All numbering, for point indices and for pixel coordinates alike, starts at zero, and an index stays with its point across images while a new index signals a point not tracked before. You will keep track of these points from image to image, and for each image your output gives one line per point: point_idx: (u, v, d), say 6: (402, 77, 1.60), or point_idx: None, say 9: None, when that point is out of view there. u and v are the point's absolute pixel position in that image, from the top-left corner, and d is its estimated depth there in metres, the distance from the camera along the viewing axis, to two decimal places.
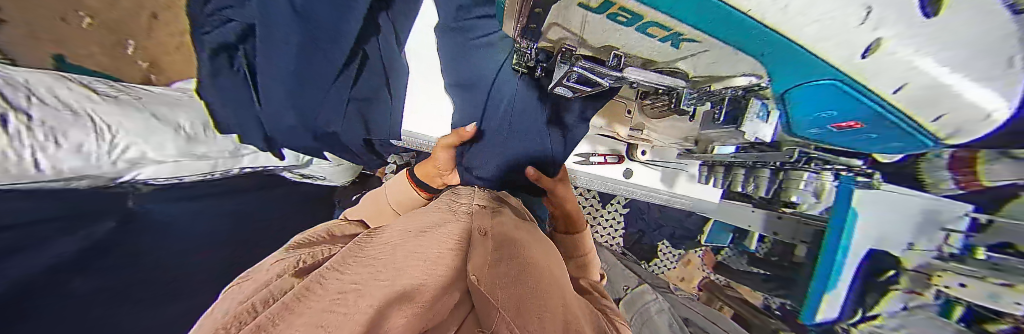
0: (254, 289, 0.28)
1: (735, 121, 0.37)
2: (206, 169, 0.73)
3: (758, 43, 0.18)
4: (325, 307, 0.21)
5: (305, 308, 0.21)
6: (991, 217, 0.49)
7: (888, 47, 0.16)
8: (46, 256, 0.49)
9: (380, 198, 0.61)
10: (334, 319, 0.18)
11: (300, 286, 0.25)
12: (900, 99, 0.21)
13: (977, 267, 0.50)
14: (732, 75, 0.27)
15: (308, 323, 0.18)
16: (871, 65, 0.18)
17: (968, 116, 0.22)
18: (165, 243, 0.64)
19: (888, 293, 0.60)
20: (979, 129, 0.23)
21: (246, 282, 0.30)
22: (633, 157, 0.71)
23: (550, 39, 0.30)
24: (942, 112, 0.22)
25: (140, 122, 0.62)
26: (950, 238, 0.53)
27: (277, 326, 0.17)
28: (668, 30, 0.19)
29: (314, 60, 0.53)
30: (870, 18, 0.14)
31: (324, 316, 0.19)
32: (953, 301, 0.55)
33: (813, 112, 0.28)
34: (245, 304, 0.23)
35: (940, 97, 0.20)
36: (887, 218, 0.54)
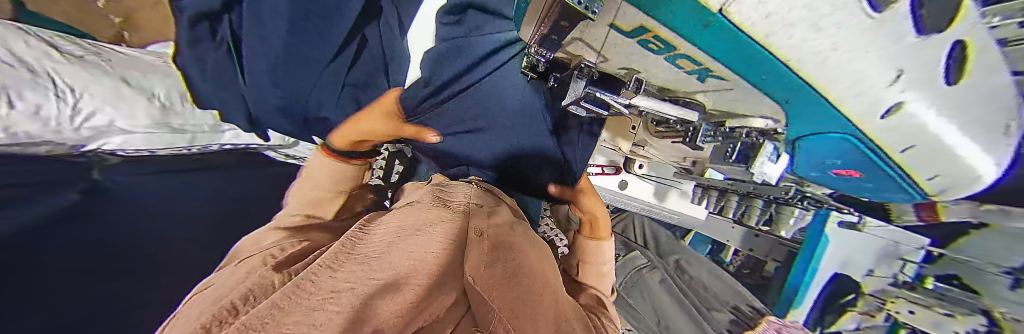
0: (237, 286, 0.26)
1: (746, 160, 0.31)
2: (182, 143, 0.70)
3: (785, 89, 0.18)
4: (320, 303, 0.19)
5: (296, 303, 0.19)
6: (944, 252, 0.65)
7: (905, 110, 0.17)
8: (22, 219, 0.45)
9: (305, 187, 0.56)
10: (323, 313, 0.17)
11: (292, 282, 0.24)
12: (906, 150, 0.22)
13: (927, 297, 0.68)
14: (751, 114, 0.26)
15: (301, 315, 0.16)
16: (887, 123, 0.19)
17: (956, 172, 0.23)
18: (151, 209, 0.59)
19: (845, 313, 0.79)
20: (962, 183, 0.25)
21: (210, 289, 0.27)
22: (630, 169, 0.72)
23: (570, 52, 0.28)
24: (933, 170, 0.24)
25: (109, 87, 0.58)
26: (909, 268, 0.70)
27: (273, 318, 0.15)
28: (698, 64, 0.19)
29: (308, 39, 0.49)
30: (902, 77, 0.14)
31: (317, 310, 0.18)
32: (899, 324, 0.73)
33: (817, 160, 0.29)
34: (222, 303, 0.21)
35: (936, 152, 0.21)
36: (850, 251, 0.73)
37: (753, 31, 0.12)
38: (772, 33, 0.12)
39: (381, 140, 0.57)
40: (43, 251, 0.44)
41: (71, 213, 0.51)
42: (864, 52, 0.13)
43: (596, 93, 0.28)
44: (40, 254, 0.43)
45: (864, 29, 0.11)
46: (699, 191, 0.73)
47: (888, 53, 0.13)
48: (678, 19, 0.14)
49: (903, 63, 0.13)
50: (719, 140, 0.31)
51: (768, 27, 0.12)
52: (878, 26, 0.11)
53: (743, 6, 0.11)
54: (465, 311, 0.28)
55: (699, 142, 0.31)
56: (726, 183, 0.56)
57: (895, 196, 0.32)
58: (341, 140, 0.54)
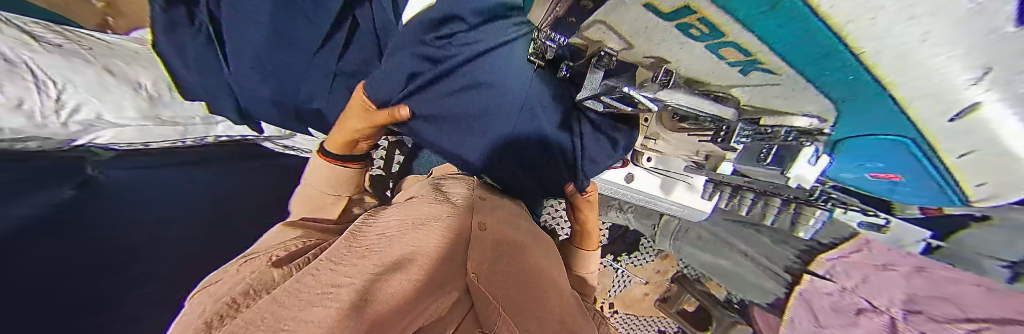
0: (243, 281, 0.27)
1: (783, 163, 0.36)
2: (175, 136, 0.68)
3: (833, 75, 0.19)
4: (316, 301, 0.20)
5: (292, 299, 0.21)
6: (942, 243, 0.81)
7: (969, 90, 0.19)
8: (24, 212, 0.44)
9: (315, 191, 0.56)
10: (320, 313, 0.18)
11: (292, 280, 0.24)
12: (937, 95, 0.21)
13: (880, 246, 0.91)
14: (794, 113, 0.29)
15: (295, 315, 0.17)
16: (936, 100, 0.22)
17: (977, 131, 0.28)
18: (148, 209, 0.58)
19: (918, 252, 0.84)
20: (973, 124, 0.27)
21: (219, 281, 0.28)
22: (637, 162, 0.68)
23: (588, 38, 0.28)
24: (960, 131, 0.28)
25: (91, 77, 0.54)
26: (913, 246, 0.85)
27: (267, 318, 0.17)
28: (745, 52, 0.19)
29: (293, 21, 0.46)
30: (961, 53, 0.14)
31: (312, 309, 0.19)
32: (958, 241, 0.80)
33: (849, 139, 0.34)
34: (222, 298, 0.22)
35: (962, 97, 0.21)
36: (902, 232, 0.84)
37: (834, 15, 0.12)
38: (855, 20, 0.12)
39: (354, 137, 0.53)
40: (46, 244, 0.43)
41: (71, 206, 0.50)
42: (941, 33, 0.12)
43: (633, 92, 0.26)
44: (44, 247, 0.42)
45: (944, 16, 0.11)
46: (710, 188, 0.73)
47: (972, 30, 0.12)
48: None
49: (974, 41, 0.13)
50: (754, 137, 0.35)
51: (850, 11, 0.12)
52: (953, 14, 0.11)
53: None
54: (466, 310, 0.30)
55: (736, 140, 0.33)
56: (741, 179, 0.54)
57: (913, 159, 0.37)
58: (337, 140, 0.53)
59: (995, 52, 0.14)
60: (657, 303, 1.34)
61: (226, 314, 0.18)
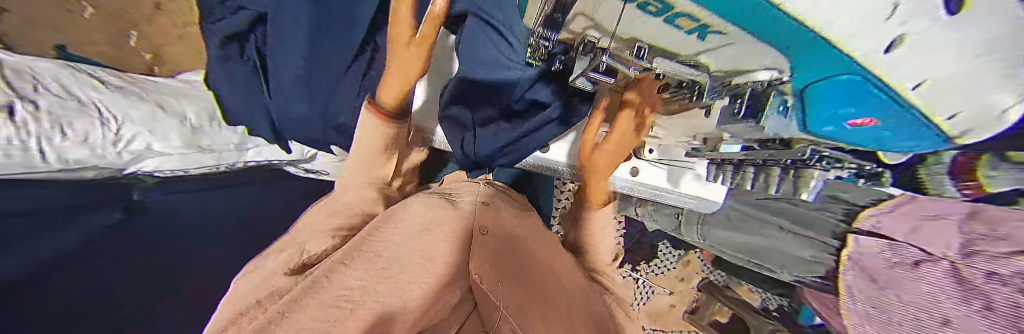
0: (281, 261, 0.30)
1: (753, 114, 0.32)
2: (211, 162, 0.76)
3: (786, 36, 0.19)
4: (335, 300, 0.21)
5: (314, 294, 0.21)
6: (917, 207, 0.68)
7: (908, 44, 0.17)
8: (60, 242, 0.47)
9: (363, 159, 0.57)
10: (340, 313, 0.19)
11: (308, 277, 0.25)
12: (949, 75, 0.18)
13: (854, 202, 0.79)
14: (753, 68, 0.28)
15: (318, 315, 0.18)
16: (902, 68, 0.19)
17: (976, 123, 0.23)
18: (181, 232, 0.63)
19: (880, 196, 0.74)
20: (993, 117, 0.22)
21: (256, 264, 0.32)
22: (639, 155, 0.70)
23: (573, 31, 0.32)
24: (960, 122, 0.23)
25: (145, 112, 0.63)
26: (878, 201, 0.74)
27: (290, 312, 0.18)
28: (695, 21, 0.21)
29: (324, 44, 0.52)
30: (896, 13, 0.14)
31: (332, 308, 0.20)
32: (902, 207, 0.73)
33: (823, 112, 0.29)
34: (262, 281, 0.25)
35: (958, 91, 0.20)
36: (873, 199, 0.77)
37: None
38: None
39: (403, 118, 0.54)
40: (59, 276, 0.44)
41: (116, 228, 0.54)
42: None
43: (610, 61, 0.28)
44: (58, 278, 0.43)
45: None
46: (715, 169, 0.70)
47: None
48: None
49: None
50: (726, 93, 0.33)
51: None
52: None
53: None
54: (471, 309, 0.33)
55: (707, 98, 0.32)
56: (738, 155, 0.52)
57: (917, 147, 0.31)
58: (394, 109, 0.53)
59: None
60: (686, 316, 1.36)
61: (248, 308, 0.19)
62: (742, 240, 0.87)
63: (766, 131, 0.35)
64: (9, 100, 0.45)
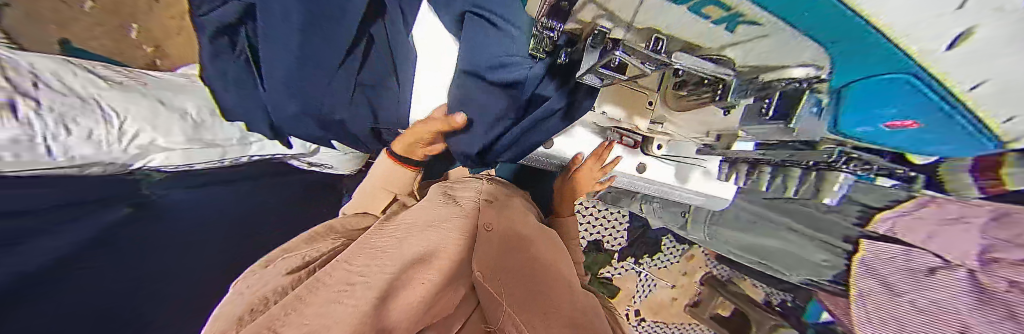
0: (257, 288, 0.31)
1: (783, 117, 0.31)
2: (216, 157, 0.74)
3: (827, 28, 0.17)
4: (335, 298, 0.26)
5: (315, 295, 0.26)
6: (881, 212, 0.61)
7: (978, 40, 0.14)
8: (61, 241, 0.48)
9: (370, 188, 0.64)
10: (339, 311, 0.24)
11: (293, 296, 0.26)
12: (1016, 82, 0.16)
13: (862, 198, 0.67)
14: (787, 65, 0.25)
15: (317, 314, 0.23)
16: (966, 68, 0.16)
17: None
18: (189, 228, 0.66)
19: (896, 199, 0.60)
20: None
21: (247, 284, 0.33)
22: (648, 152, 0.67)
23: (582, 20, 0.30)
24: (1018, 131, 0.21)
25: (145, 107, 0.61)
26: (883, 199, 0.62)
27: (290, 316, 0.23)
28: (726, 10, 0.18)
29: (314, 40, 0.51)
30: (970, 5, 0.12)
31: (334, 305, 0.25)
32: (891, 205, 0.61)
33: (863, 113, 0.26)
34: (237, 310, 0.26)
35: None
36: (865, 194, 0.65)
37: None
38: None
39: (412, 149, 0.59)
40: (58, 283, 0.45)
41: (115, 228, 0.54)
42: None
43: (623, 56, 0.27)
44: (57, 285, 0.44)
45: None
46: (727, 168, 0.69)
47: None
48: None
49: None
50: (753, 91, 0.33)
51: None
52: None
53: None
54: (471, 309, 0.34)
55: (731, 96, 0.33)
56: (755, 153, 0.50)
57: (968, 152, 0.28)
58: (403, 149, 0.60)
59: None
60: (688, 309, 1.38)
61: (246, 317, 0.24)
62: (752, 241, 0.88)
63: (802, 137, 0.34)
64: (8, 95, 0.44)
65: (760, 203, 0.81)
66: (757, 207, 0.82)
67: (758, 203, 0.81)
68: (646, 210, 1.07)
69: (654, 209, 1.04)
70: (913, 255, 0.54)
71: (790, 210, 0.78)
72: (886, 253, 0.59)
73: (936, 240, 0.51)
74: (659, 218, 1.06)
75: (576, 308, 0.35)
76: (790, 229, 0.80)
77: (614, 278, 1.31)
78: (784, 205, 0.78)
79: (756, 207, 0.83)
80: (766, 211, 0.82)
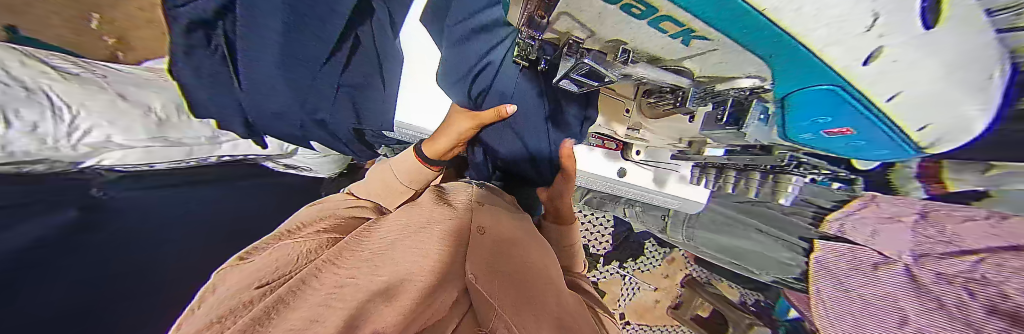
0: (230, 299, 0.28)
1: (737, 122, 0.37)
2: (179, 156, 0.68)
3: (766, 44, 0.19)
4: (322, 301, 0.26)
5: (303, 300, 0.27)
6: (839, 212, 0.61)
7: (887, 55, 0.16)
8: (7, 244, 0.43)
9: (384, 175, 0.60)
10: (326, 314, 0.23)
11: (270, 305, 0.25)
12: (920, 93, 0.19)
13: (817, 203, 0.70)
14: (736, 75, 0.28)
15: (303, 317, 0.23)
16: (884, 80, 0.19)
17: (950, 139, 0.24)
18: (155, 230, 0.61)
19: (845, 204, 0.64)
20: (953, 134, 0.23)
21: (215, 294, 0.31)
22: (627, 156, 0.71)
23: (557, 31, 0.30)
24: (934, 138, 0.24)
25: (102, 101, 0.56)
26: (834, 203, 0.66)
27: (272, 321, 0.23)
28: (680, 25, 0.20)
29: (303, 40, 0.52)
30: (877, 23, 0.14)
31: (320, 308, 0.25)
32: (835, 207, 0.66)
33: (806, 120, 0.29)
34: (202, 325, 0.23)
35: (934, 104, 0.19)
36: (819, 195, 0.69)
37: None
38: None
39: (455, 141, 0.58)
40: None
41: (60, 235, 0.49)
42: None
43: (592, 63, 0.31)
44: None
45: None
46: (698, 172, 0.73)
47: None
48: None
49: (883, 6, 0.13)
50: (708, 99, 0.37)
51: None
52: None
53: None
54: (465, 310, 0.32)
55: (689, 104, 0.37)
56: (723, 158, 0.53)
57: (893, 157, 0.32)
58: (443, 144, 0.57)
59: (882, 10, 0.13)
60: (669, 311, 1.42)
61: (226, 319, 0.24)
62: (728, 243, 0.90)
63: (748, 139, 0.40)
64: None
65: (733, 205, 0.87)
66: (729, 209, 0.88)
67: (732, 206, 0.88)
68: (628, 215, 1.14)
69: (637, 213, 1.12)
70: (863, 254, 0.53)
71: (762, 212, 0.82)
72: (838, 250, 0.58)
73: (880, 238, 0.51)
74: (643, 222, 1.13)
75: (565, 310, 0.34)
76: (760, 231, 0.83)
77: (600, 281, 1.33)
78: (759, 209, 0.82)
79: (728, 209, 0.89)
80: (737, 213, 0.88)
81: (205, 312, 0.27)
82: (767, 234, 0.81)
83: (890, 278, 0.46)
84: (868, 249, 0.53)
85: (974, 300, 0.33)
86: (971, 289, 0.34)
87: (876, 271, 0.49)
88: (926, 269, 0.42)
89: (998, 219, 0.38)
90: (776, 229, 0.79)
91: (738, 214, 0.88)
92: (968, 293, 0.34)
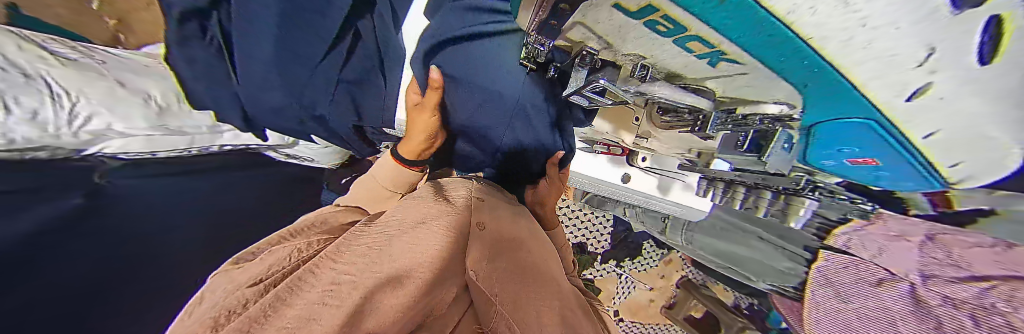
0: (224, 294, 0.26)
1: (758, 148, 0.33)
2: (182, 145, 0.69)
3: (803, 71, 0.18)
4: (318, 298, 0.24)
5: (299, 297, 0.24)
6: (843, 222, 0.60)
7: (933, 94, 0.15)
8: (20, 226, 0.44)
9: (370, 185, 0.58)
10: (321, 312, 0.21)
11: (272, 296, 0.24)
12: (963, 133, 0.18)
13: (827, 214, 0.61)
14: (764, 100, 0.27)
15: (298, 316, 0.21)
16: (922, 118, 0.18)
17: (983, 176, 0.22)
18: (161, 219, 0.62)
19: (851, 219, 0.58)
20: (989, 172, 0.21)
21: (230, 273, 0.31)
22: (632, 162, 0.70)
23: (570, 39, 0.30)
24: (967, 174, 0.23)
25: (102, 88, 0.56)
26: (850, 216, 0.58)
27: (268, 318, 0.20)
28: (710, 46, 0.19)
29: (303, 35, 0.51)
30: (931, 58, 0.13)
31: (316, 306, 0.22)
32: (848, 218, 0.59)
33: (833, 146, 0.27)
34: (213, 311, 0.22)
35: (973, 144, 0.18)
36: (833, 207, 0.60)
37: (776, 8, 0.12)
38: (795, 11, 0.12)
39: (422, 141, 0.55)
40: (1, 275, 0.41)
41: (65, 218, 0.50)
42: (875, 15, 0.11)
43: (605, 83, 0.29)
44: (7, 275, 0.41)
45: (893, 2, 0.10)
46: (705, 183, 0.73)
47: (911, 21, 0.11)
48: None
49: (942, 40, 0.12)
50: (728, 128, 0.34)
51: (824, 12, 0.12)
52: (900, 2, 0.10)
53: None
54: (465, 304, 0.35)
55: (708, 131, 0.34)
56: (731, 173, 0.53)
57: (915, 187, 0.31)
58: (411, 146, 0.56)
59: (939, 44, 0.12)
60: (664, 310, 1.43)
61: (236, 310, 0.22)
62: (726, 248, 0.92)
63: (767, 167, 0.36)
64: None
65: (732, 213, 0.87)
66: (729, 217, 0.88)
67: (731, 213, 0.87)
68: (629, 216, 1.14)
69: (639, 214, 1.12)
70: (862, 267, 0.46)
71: (760, 220, 0.81)
72: (836, 264, 0.51)
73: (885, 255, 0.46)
74: (642, 222, 1.15)
75: (566, 305, 0.36)
76: (760, 238, 0.82)
77: (597, 279, 1.34)
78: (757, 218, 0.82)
79: (729, 216, 0.88)
80: (737, 221, 0.87)
81: (211, 301, 0.25)
82: (766, 241, 0.80)
83: (885, 296, 0.39)
84: (871, 263, 0.45)
85: (976, 328, 0.28)
86: (978, 316, 0.29)
87: (873, 287, 0.41)
88: (931, 291, 0.36)
89: (1002, 248, 0.37)
90: (775, 237, 0.77)
91: (739, 221, 0.87)
92: (973, 319, 0.29)
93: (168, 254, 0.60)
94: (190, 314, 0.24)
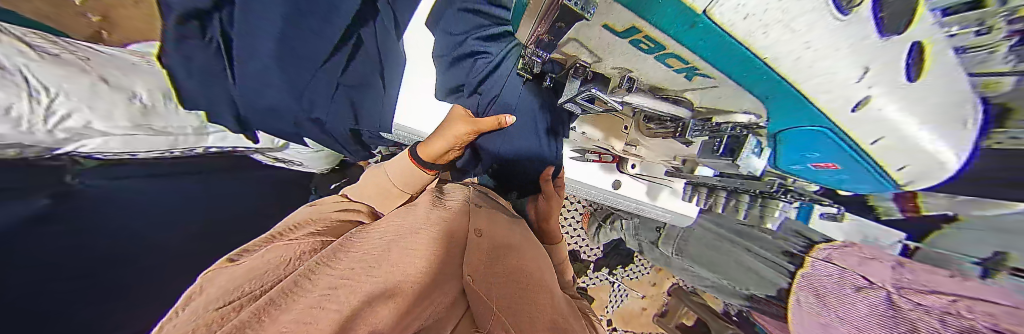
0: (207, 296, 0.25)
1: (732, 152, 0.37)
2: (165, 146, 0.66)
3: (765, 87, 0.20)
4: (315, 303, 0.23)
5: (296, 301, 0.24)
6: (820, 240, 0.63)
7: (872, 105, 0.18)
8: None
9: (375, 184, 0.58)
10: (319, 315, 0.21)
11: (268, 297, 0.24)
12: (903, 137, 0.20)
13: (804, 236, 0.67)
14: (734, 110, 0.29)
15: (294, 321, 0.20)
16: (867, 127, 0.20)
17: (927, 177, 0.25)
18: (131, 223, 0.58)
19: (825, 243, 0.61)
20: (930, 172, 0.24)
21: (217, 273, 0.30)
22: (623, 169, 0.73)
23: (566, 52, 0.33)
24: (912, 177, 0.26)
25: (85, 85, 0.52)
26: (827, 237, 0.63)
27: (264, 323, 0.20)
28: (685, 63, 0.22)
29: (303, 37, 0.51)
30: (867, 76, 0.16)
31: (315, 310, 0.22)
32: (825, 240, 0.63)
33: (799, 154, 0.30)
34: (207, 313, 0.22)
35: (912, 148, 0.21)
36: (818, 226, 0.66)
37: (735, 32, 0.15)
38: (753, 35, 0.14)
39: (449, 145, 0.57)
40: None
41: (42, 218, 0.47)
42: (822, 38, 0.13)
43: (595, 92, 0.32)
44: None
45: (833, 25, 0.13)
46: (690, 189, 0.77)
47: (848, 44, 0.14)
48: (669, 19, 0.16)
49: (872, 59, 0.15)
50: (707, 134, 0.38)
51: (778, 38, 0.14)
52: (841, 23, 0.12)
53: (722, 9, 0.13)
54: (464, 310, 0.34)
55: (689, 136, 0.37)
56: (714, 179, 0.56)
57: (868, 190, 0.34)
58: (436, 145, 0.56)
59: (872, 61, 0.15)
60: (656, 319, 1.44)
61: (229, 314, 0.22)
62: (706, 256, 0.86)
63: (743, 170, 0.39)
64: None
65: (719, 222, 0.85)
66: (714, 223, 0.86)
67: (719, 222, 0.86)
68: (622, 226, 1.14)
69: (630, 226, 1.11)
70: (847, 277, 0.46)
71: (749, 228, 0.78)
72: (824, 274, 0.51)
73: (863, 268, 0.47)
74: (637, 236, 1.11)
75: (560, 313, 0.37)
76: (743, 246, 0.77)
77: (590, 287, 1.36)
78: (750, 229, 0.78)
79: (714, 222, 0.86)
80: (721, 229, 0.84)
81: (206, 300, 0.25)
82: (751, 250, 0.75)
83: (866, 302, 0.40)
84: (855, 273, 0.46)
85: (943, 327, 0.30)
86: (948, 319, 0.30)
87: (853, 293, 0.42)
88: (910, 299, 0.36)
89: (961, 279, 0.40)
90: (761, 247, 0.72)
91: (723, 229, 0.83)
92: (943, 322, 0.30)
93: (143, 257, 0.57)
94: (179, 312, 0.23)
